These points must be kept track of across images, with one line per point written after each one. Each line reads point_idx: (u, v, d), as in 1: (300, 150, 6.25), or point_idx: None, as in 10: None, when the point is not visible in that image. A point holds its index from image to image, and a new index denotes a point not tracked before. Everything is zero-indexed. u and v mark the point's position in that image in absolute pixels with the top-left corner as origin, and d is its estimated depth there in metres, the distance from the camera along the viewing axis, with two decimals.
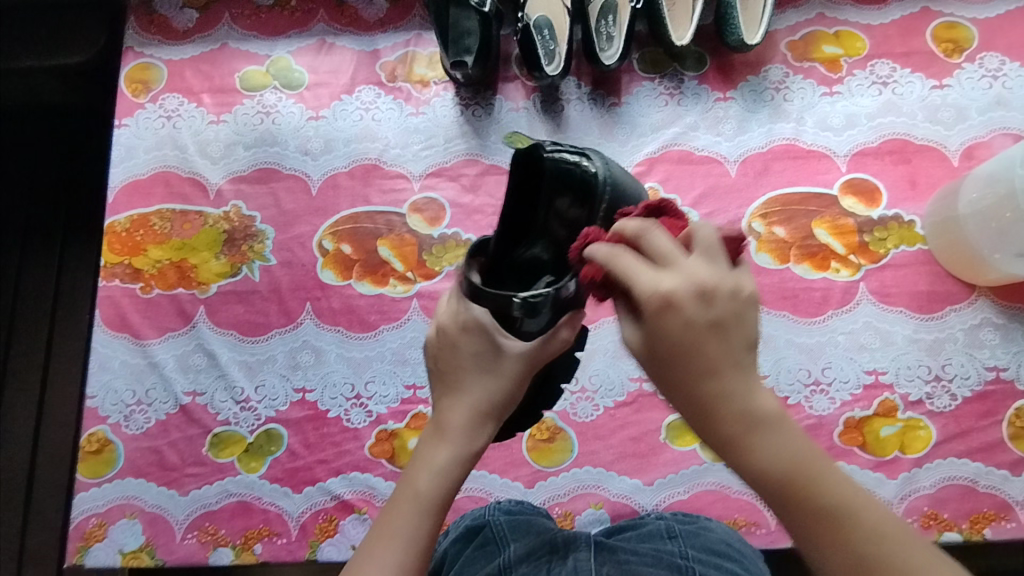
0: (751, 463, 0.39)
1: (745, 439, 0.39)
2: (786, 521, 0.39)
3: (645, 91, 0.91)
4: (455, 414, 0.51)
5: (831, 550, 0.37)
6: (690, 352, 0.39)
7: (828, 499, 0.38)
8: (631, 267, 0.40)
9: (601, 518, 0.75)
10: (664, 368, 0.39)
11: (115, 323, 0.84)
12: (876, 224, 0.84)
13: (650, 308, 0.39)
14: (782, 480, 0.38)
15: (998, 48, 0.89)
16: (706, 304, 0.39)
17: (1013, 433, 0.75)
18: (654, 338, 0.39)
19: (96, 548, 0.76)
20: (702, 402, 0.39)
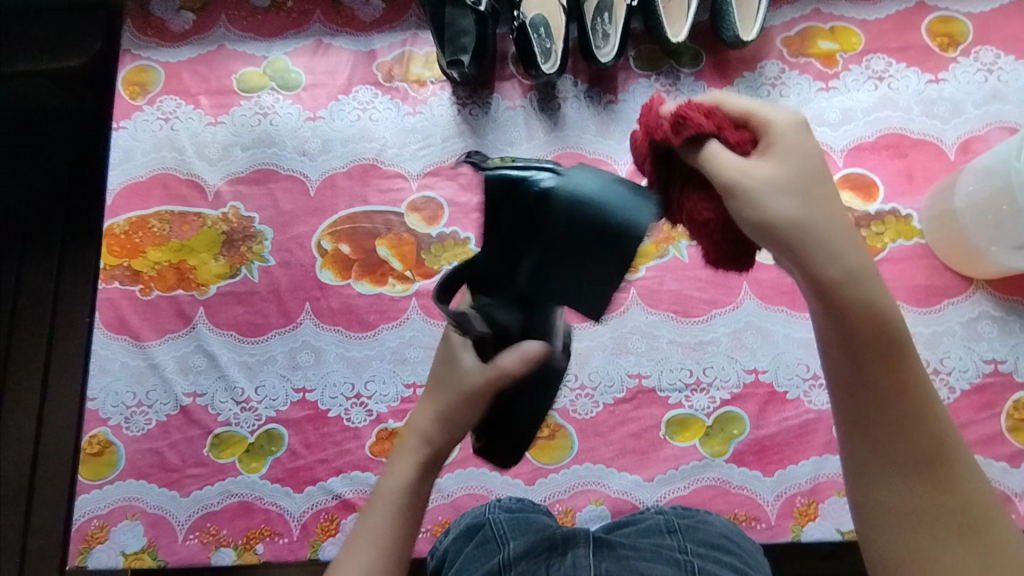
0: (859, 308, 0.44)
1: (861, 282, 0.45)
2: (873, 375, 0.45)
3: (641, 88, 0.92)
4: (427, 432, 0.57)
5: (907, 403, 0.45)
6: (814, 178, 0.46)
7: (909, 370, 0.45)
8: (757, 109, 0.48)
9: (602, 515, 0.75)
10: (796, 193, 0.45)
11: (115, 325, 0.84)
12: (873, 218, 0.84)
13: (785, 128, 0.48)
14: (887, 329, 0.45)
15: (994, 42, 0.89)
16: (809, 141, 0.48)
17: (1011, 425, 0.76)
18: (791, 159, 0.46)
19: (98, 550, 0.76)
20: (826, 236, 0.45)
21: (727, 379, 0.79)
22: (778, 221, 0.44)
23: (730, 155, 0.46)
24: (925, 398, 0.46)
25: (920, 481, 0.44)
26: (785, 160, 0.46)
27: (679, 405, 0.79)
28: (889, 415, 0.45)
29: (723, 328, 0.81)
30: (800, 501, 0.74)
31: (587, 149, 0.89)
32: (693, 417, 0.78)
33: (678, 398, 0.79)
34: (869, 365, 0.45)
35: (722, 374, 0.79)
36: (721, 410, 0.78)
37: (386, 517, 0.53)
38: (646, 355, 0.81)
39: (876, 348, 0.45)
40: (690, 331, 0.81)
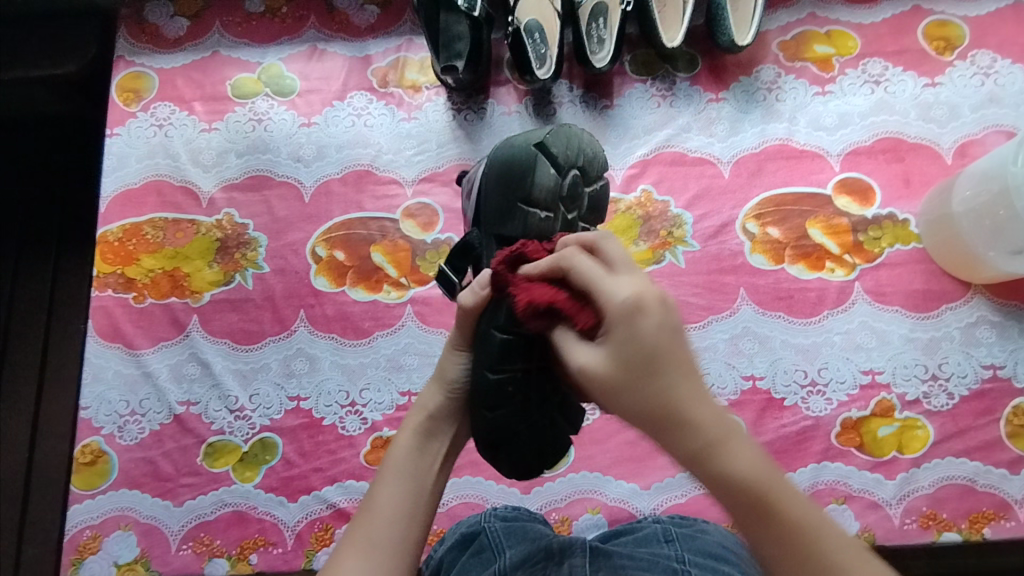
0: (723, 472, 0.41)
1: (715, 448, 0.41)
2: (755, 537, 0.41)
3: (637, 93, 0.91)
4: (426, 402, 0.59)
5: (797, 563, 0.39)
6: (641, 363, 0.43)
7: (799, 514, 0.40)
8: (592, 276, 0.47)
9: (599, 523, 0.75)
10: (621, 385, 0.43)
11: (108, 333, 0.83)
12: (870, 223, 0.83)
13: (623, 311, 0.44)
14: (754, 490, 0.40)
15: (990, 46, 0.89)
16: (642, 316, 0.43)
17: (1011, 431, 0.75)
18: (627, 343, 0.44)
19: (91, 560, 0.76)
20: (665, 413, 0.42)
21: (724, 386, 0.79)
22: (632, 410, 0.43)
23: (586, 350, 0.47)
24: (824, 552, 0.39)
25: None
26: (619, 346, 0.44)
27: None
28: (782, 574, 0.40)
29: (721, 334, 0.80)
30: None
31: None
32: None
33: None
34: (746, 530, 0.41)
35: (720, 380, 0.79)
36: None
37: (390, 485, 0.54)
38: None
39: (743, 507, 0.40)
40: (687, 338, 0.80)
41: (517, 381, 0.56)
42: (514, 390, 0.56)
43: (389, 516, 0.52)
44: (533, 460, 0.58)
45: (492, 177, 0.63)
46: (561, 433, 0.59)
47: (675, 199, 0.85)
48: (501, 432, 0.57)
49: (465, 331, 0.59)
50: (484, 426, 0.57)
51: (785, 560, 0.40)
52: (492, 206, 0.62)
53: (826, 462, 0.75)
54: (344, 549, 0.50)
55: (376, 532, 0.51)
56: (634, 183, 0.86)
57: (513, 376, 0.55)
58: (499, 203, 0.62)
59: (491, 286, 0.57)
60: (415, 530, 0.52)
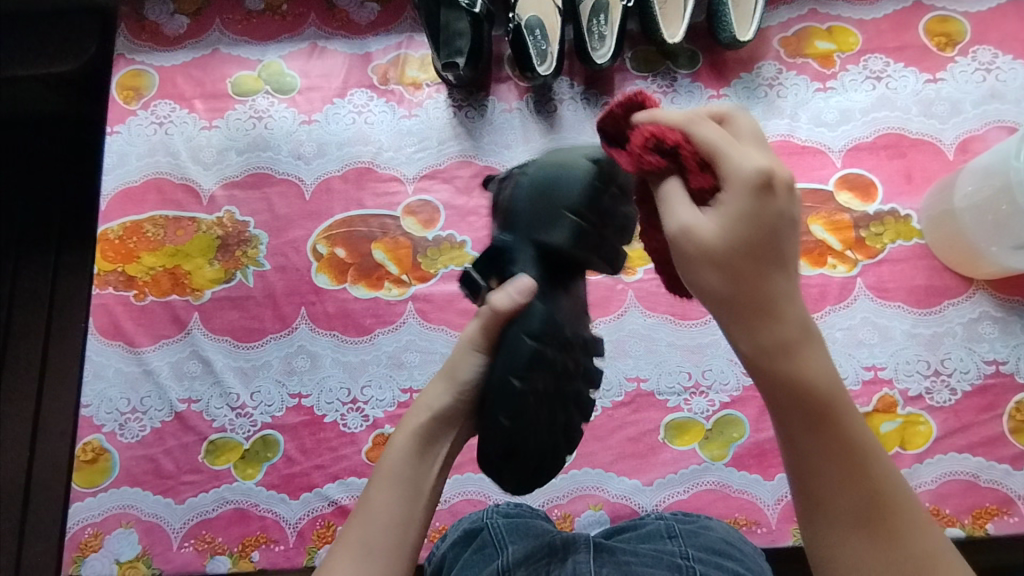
0: (803, 371, 0.42)
1: (796, 350, 0.42)
2: (808, 441, 0.42)
3: (638, 90, 0.91)
4: (430, 402, 0.59)
5: (850, 468, 0.42)
6: (758, 252, 0.41)
7: (852, 432, 0.42)
8: (723, 143, 0.43)
9: (601, 520, 0.74)
10: (730, 267, 0.41)
11: (109, 331, 0.83)
12: (872, 219, 0.83)
13: (755, 187, 0.41)
14: (823, 396, 0.42)
15: (991, 41, 0.89)
16: (769, 195, 0.41)
17: (1014, 426, 0.75)
18: (745, 220, 0.41)
19: (92, 558, 0.76)
20: (757, 306, 0.42)
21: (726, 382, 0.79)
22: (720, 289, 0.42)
23: (688, 213, 0.43)
24: (869, 472, 0.42)
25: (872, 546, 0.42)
26: (733, 218, 0.41)
27: (678, 409, 0.78)
28: (825, 478, 0.42)
29: None
30: None
31: None
32: (692, 420, 0.78)
33: (678, 401, 0.78)
34: (801, 430, 0.42)
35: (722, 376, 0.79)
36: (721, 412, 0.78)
37: (386, 490, 0.53)
38: (645, 358, 0.80)
39: (811, 409, 0.42)
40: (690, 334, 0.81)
41: (539, 393, 0.55)
42: (534, 402, 0.55)
43: (385, 518, 0.52)
44: (535, 477, 0.59)
45: (529, 186, 0.60)
46: (561, 458, 0.59)
47: None
48: (514, 443, 0.56)
49: (488, 333, 0.57)
50: (496, 437, 0.56)
51: (833, 466, 0.42)
52: (532, 212, 0.58)
53: None
54: (337, 555, 0.50)
55: (371, 537, 0.50)
56: None
57: (535, 387, 0.55)
58: (538, 209, 0.58)
59: (529, 295, 0.56)
60: (411, 536, 0.52)
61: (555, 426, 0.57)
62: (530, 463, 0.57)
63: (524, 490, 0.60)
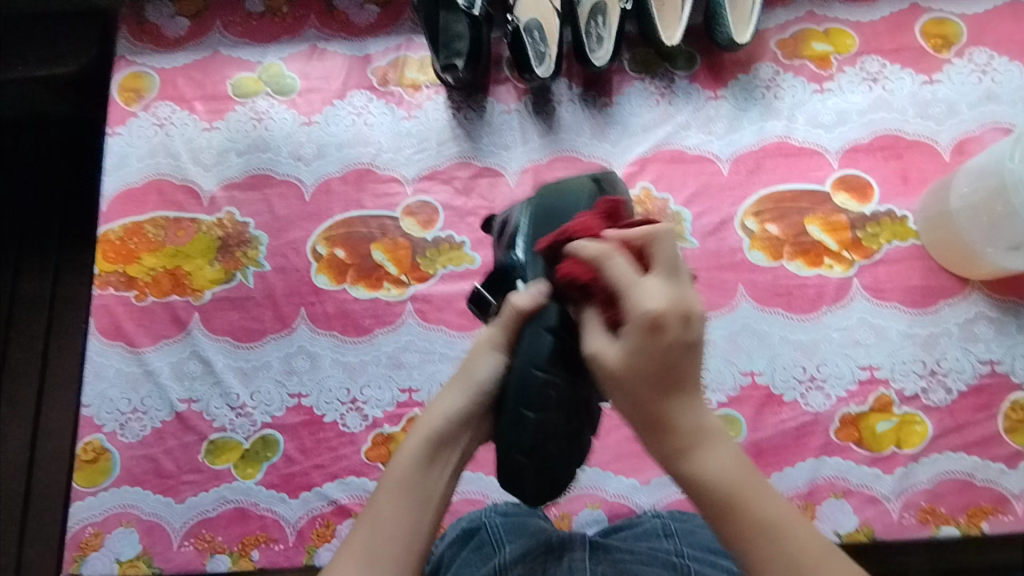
0: (699, 469, 0.47)
1: (691, 451, 0.47)
2: (722, 534, 0.46)
3: (636, 92, 0.91)
4: (444, 405, 0.58)
5: (766, 555, 0.44)
6: (652, 373, 0.47)
7: (768, 515, 0.45)
8: (620, 281, 0.49)
9: (599, 519, 0.75)
10: (629, 386, 0.48)
11: (110, 331, 0.84)
12: (869, 220, 0.84)
13: (640, 320, 0.47)
14: (724, 488, 0.46)
15: (987, 43, 0.89)
16: (656, 324, 0.47)
17: (1009, 426, 0.75)
18: (635, 349, 0.48)
19: (93, 557, 0.76)
20: (654, 418, 0.48)
21: (723, 382, 0.78)
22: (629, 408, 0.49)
23: (599, 341, 0.51)
24: (791, 552, 0.44)
25: None
26: (628, 348, 0.48)
27: None
28: (744, 569, 0.45)
29: (720, 330, 0.80)
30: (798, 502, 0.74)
31: (582, 152, 0.89)
32: None
33: None
34: (714, 524, 0.47)
35: (718, 377, 0.79)
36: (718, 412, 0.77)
37: (396, 496, 0.53)
38: None
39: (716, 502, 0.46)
40: None
41: (559, 388, 0.55)
42: (556, 397, 0.55)
43: (392, 527, 0.51)
44: (552, 487, 0.57)
45: (536, 213, 0.63)
46: (576, 467, 0.58)
47: (674, 196, 0.86)
48: (538, 438, 0.55)
49: (506, 330, 0.58)
50: (518, 435, 0.55)
51: (750, 555, 0.45)
52: (539, 229, 0.62)
53: (825, 458, 0.75)
54: (342, 558, 0.49)
55: (376, 545, 0.50)
56: (633, 181, 0.87)
57: (557, 381, 0.55)
58: (548, 230, 0.61)
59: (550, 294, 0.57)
60: (419, 544, 0.51)
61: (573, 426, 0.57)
62: (554, 466, 0.56)
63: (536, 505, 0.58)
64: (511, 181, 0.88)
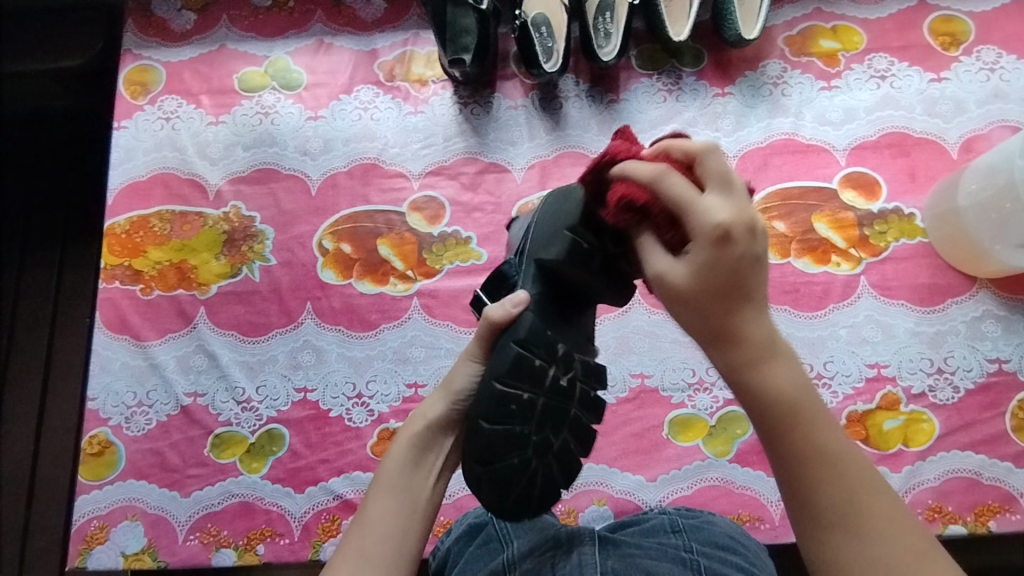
0: (766, 384, 0.45)
1: (760, 363, 0.45)
2: (779, 447, 0.45)
3: (643, 88, 0.91)
4: (426, 412, 0.60)
5: (823, 471, 0.44)
6: (722, 290, 0.45)
7: (826, 438, 0.45)
8: (688, 198, 0.46)
9: (605, 515, 0.75)
10: (696, 302, 0.46)
11: (115, 324, 0.84)
12: (876, 217, 0.84)
13: (712, 236, 0.45)
14: (790, 405, 0.45)
15: (995, 41, 0.89)
16: (727, 242, 0.44)
17: (1016, 424, 0.75)
18: (706, 265, 0.45)
19: (98, 550, 0.76)
20: (721, 331, 0.46)
21: None
22: (690, 321, 0.46)
23: (664, 259, 0.48)
24: (844, 473, 0.44)
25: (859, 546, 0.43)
26: (699, 265, 0.45)
27: (682, 405, 0.78)
28: (802, 482, 0.44)
29: None
30: None
31: (589, 148, 0.89)
32: (696, 417, 0.78)
33: (681, 398, 0.79)
34: (771, 436, 0.45)
35: None
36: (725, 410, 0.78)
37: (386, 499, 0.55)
38: (649, 354, 0.80)
39: (779, 414, 0.45)
40: None
41: (523, 402, 0.53)
42: (516, 410, 0.53)
43: (383, 527, 0.52)
44: (517, 503, 0.54)
45: (543, 216, 0.61)
46: (550, 485, 0.55)
47: None
48: (493, 451, 0.53)
49: (481, 343, 0.58)
50: (477, 446, 0.54)
51: (808, 470, 0.44)
52: (536, 234, 0.60)
53: None
54: (337, 563, 0.51)
55: (367, 545, 0.51)
56: None
57: (519, 394, 0.53)
58: (546, 232, 0.59)
59: (524, 306, 0.56)
60: (411, 545, 0.52)
61: (540, 442, 0.53)
62: (511, 479, 0.53)
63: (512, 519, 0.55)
64: (518, 177, 0.88)
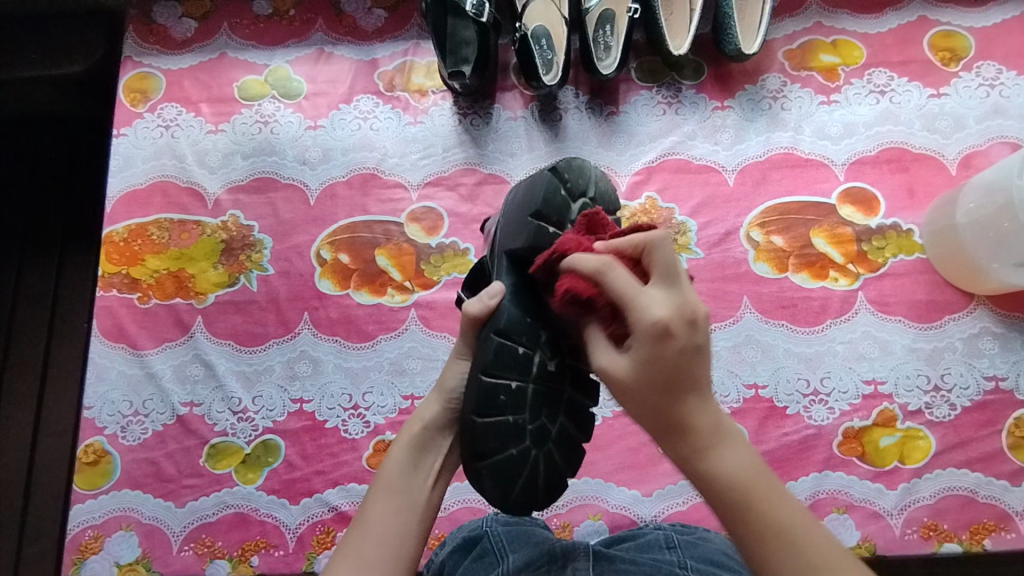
0: (716, 470, 0.44)
1: (706, 450, 0.45)
2: (738, 531, 0.44)
3: (642, 100, 0.91)
4: (424, 411, 0.60)
5: (780, 550, 0.43)
6: (664, 383, 0.44)
7: (781, 512, 0.43)
8: (632, 293, 0.46)
9: (600, 529, 0.75)
10: (642, 395, 0.45)
11: (112, 333, 0.84)
12: (874, 233, 0.84)
13: (652, 334, 0.44)
14: (739, 490, 0.44)
15: (995, 57, 0.89)
16: (667, 339, 0.44)
17: (1013, 443, 0.75)
18: (647, 362, 0.45)
19: (92, 560, 0.76)
20: (669, 424, 0.45)
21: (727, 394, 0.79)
22: (641, 415, 0.46)
23: (608, 355, 0.48)
24: (803, 548, 0.42)
25: None
26: (640, 361, 0.45)
27: None
28: (763, 559, 0.43)
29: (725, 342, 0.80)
30: None
31: (588, 160, 0.89)
32: None
33: None
34: (728, 522, 0.44)
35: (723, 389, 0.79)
36: None
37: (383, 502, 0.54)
38: None
39: (732, 497, 0.44)
40: None
41: (512, 391, 0.54)
42: (506, 401, 0.54)
43: (380, 533, 0.52)
44: (523, 494, 0.55)
45: (505, 207, 0.63)
46: (553, 472, 0.55)
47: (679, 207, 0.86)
48: (488, 443, 0.53)
49: (469, 338, 0.59)
50: (468, 442, 0.54)
51: (771, 548, 0.43)
52: (502, 228, 0.61)
53: (828, 472, 0.75)
54: (336, 563, 0.51)
55: (365, 550, 0.51)
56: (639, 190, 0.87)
57: (506, 384, 0.54)
58: (511, 223, 0.60)
59: (501, 298, 0.56)
60: (408, 547, 0.52)
61: (535, 431, 0.54)
62: (512, 470, 0.54)
63: (516, 513, 0.55)
64: None
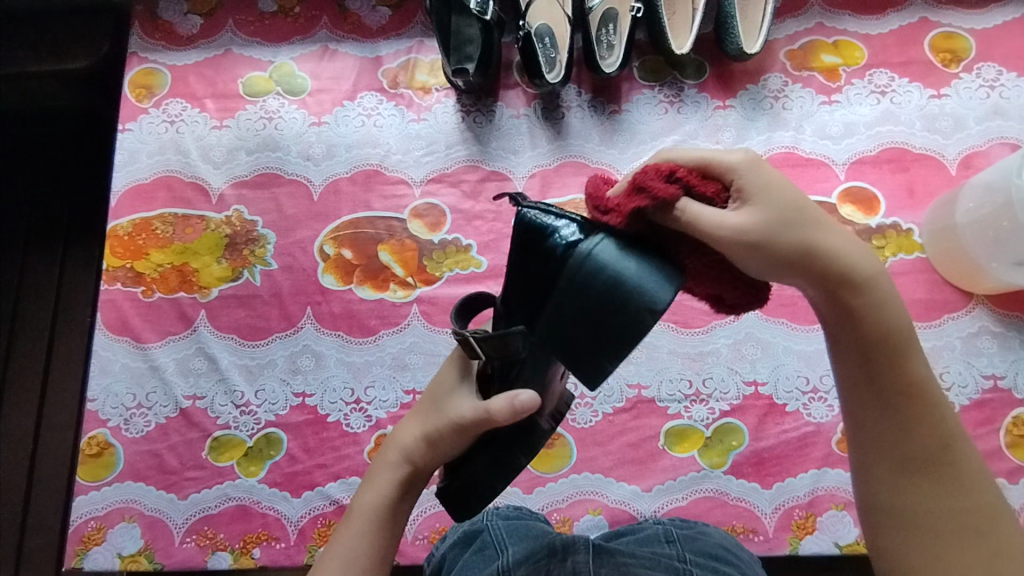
0: (863, 314, 0.48)
1: (860, 299, 0.48)
2: (881, 380, 0.48)
3: (645, 99, 0.92)
4: (411, 455, 0.57)
5: (912, 403, 0.48)
6: (796, 219, 0.49)
7: (919, 377, 0.49)
8: (766, 182, 0.51)
9: (599, 524, 0.75)
10: (779, 237, 0.49)
11: (116, 326, 0.84)
12: (875, 232, 0.84)
13: (759, 181, 0.51)
14: (886, 337, 0.48)
15: (996, 59, 0.90)
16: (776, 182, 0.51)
17: (1011, 441, 0.76)
18: (771, 207, 0.50)
19: (94, 552, 0.76)
20: (821, 266, 0.49)
21: (726, 391, 0.79)
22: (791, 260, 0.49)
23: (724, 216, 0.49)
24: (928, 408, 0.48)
25: (941, 486, 0.47)
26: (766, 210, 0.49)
27: (679, 416, 0.79)
28: (900, 411, 0.48)
29: (724, 339, 0.81)
30: (798, 514, 0.74)
31: (590, 158, 0.89)
32: (692, 428, 0.78)
33: (678, 408, 0.79)
34: (876, 376, 0.48)
35: (722, 385, 0.79)
36: (721, 421, 0.78)
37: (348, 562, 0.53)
38: (646, 365, 0.81)
39: (880, 351, 0.48)
40: (691, 341, 0.81)
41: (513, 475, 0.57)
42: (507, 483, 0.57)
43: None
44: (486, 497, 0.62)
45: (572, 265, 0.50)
46: None
47: None
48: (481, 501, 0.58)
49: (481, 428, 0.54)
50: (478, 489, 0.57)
51: (904, 399, 0.48)
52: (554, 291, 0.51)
53: (826, 469, 0.76)
54: None
55: None
56: None
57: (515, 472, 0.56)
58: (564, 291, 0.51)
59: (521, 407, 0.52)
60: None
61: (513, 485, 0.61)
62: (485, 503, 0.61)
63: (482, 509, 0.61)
64: (518, 185, 0.89)
